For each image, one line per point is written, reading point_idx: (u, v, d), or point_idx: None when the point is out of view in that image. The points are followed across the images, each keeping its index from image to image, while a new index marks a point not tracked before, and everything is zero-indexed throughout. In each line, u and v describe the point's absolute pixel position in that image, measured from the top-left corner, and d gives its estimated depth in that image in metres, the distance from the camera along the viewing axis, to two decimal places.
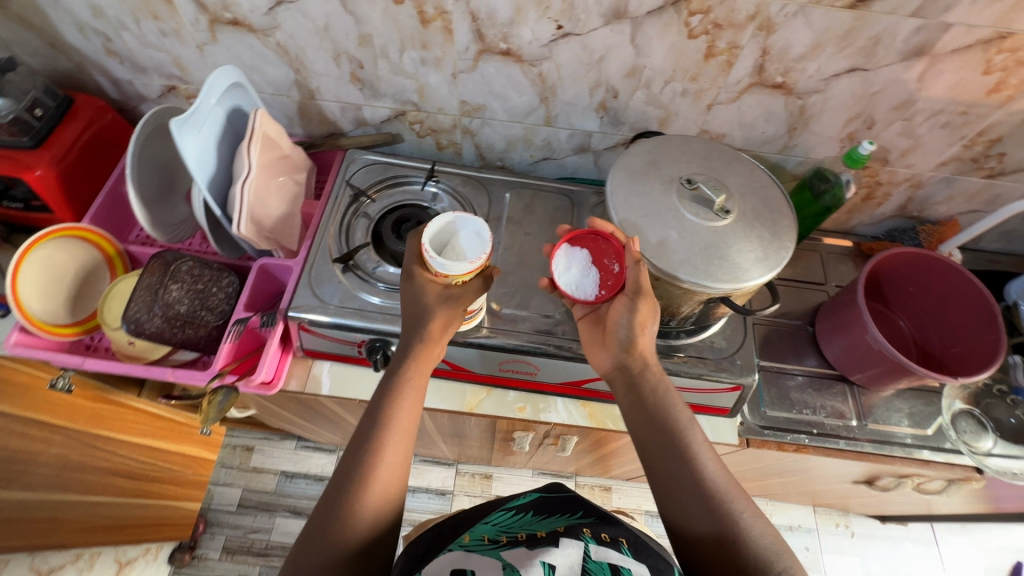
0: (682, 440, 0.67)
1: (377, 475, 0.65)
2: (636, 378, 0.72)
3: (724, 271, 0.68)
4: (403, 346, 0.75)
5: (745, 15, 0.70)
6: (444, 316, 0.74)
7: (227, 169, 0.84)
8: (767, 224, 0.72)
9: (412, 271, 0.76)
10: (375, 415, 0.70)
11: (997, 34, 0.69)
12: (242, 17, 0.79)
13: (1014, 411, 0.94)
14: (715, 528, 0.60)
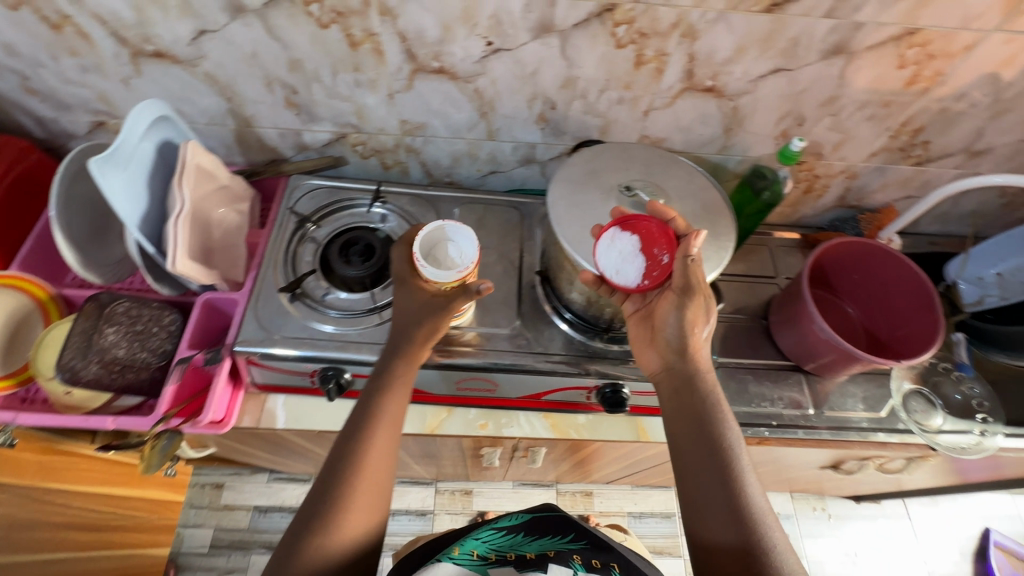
0: (721, 450, 0.63)
1: (346, 513, 0.62)
2: (683, 383, 0.68)
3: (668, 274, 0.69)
4: (391, 347, 0.74)
5: (667, 23, 0.71)
6: (427, 325, 0.74)
7: (161, 205, 0.82)
8: (707, 226, 0.74)
9: (404, 277, 0.76)
10: (354, 430, 0.68)
11: (906, 31, 0.72)
12: (165, 49, 0.77)
13: (960, 386, 0.98)
14: (741, 548, 0.57)
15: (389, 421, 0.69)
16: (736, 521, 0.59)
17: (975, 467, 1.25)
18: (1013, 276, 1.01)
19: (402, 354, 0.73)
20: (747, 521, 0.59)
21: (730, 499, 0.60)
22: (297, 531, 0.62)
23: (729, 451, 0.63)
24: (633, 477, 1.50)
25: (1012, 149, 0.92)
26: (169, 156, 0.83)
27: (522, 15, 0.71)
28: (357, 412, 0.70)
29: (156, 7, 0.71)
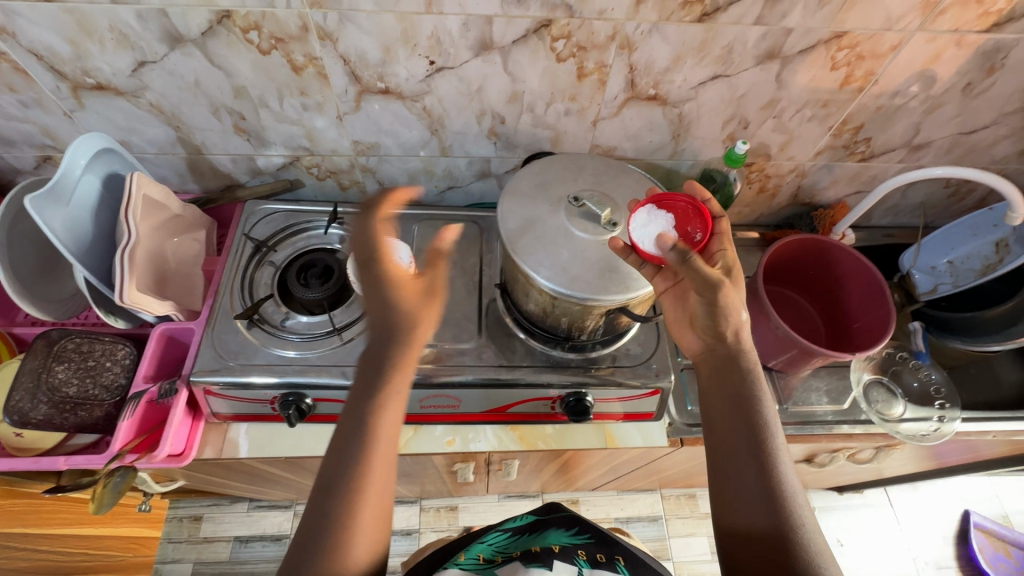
0: (760, 435, 0.66)
1: (354, 534, 0.57)
2: (726, 367, 0.71)
3: (615, 280, 0.70)
4: (381, 347, 0.65)
5: (604, 35, 0.73)
6: (421, 315, 0.67)
7: (109, 237, 0.81)
8: None
9: (380, 263, 0.67)
10: (353, 442, 0.61)
11: (834, 34, 0.74)
12: (106, 81, 0.76)
13: (918, 373, 1.01)
14: (775, 530, 0.60)
15: (390, 432, 0.63)
16: (770, 504, 0.61)
17: (948, 452, 1.27)
18: (964, 264, 1.06)
19: (400, 352, 0.65)
20: (783, 505, 0.61)
21: (766, 481, 0.63)
22: (300, 550, 0.56)
23: (768, 436, 0.66)
24: (618, 483, 1.50)
25: (951, 142, 0.95)
26: (116, 188, 0.82)
27: (461, 34, 0.72)
28: (351, 417, 0.62)
29: (92, 40, 0.71)
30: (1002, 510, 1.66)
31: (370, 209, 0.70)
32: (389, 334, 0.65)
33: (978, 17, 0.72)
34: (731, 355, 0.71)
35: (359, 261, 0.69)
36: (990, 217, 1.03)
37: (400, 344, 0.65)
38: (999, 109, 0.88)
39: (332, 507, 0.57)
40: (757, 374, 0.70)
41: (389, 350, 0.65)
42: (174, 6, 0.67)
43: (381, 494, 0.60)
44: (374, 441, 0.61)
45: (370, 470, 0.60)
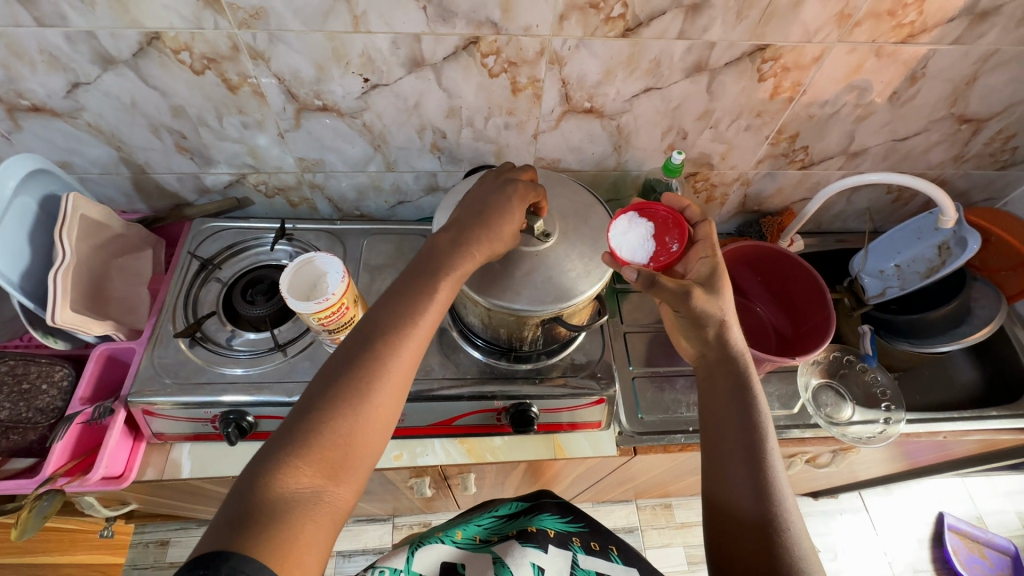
0: (754, 433, 0.67)
1: (371, 395, 0.58)
2: (721, 370, 0.72)
3: (549, 289, 0.71)
4: (462, 227, 0.69)
5: (533, 51, 0.74)
6: (513, 219, 0.70)
7: (46, 257, 0.80)
8: (586, 239, 0.76)
9: (509, 177, 0.74)
10: (394, 308, 0.63)
11: (757, 47, 0.76)
12: (41, 103, 0.77)
13: (865, 376, 1.02)
14: (763, 525, 0.61)
15: (432, 320, 0.64)
16: (760, 499, 0.63)
17: (913, 453, 1.27)
18: (910, 267, 1.07)
19: (475, 243, 0.67)
20: (773, 500, 0.63)
21: (757, 477, 0.64)
22: (318, 385, 0.58)
23: (762, 436, 0.67)
24: (590, 496, 1.48)
25: (886, 148, 0.97)
26: (53, 208, 0.82)
27: (392, 52, 0.73)
28: (402, 290, 0.65)
29: (23, 63, 0.71)
30: (976, 511, 1.66)
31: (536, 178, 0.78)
32: (471, 225, 0.68)
33: (893, 28, 0.75)
34: (725, 357, 0.72)
35: (496, 174, 0.76)
36: (930, 220, 1.04)
37: (482, 235, 0.68)
38: (928, 116, 0.90)
39: (354, 363, 0.59)
40: (752, 378, 0.71)
41: (464, 242, 0.67)
42: (103, 28, 0.68)
43: (404, 375, 0.61)
44: (415, 325, 0.63)
45: (401, 341, 0.61)
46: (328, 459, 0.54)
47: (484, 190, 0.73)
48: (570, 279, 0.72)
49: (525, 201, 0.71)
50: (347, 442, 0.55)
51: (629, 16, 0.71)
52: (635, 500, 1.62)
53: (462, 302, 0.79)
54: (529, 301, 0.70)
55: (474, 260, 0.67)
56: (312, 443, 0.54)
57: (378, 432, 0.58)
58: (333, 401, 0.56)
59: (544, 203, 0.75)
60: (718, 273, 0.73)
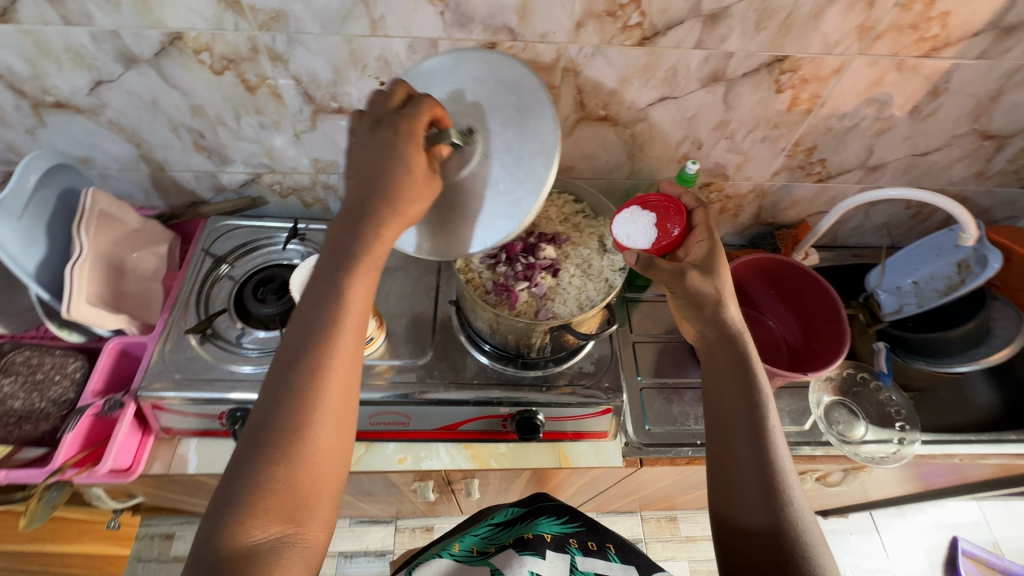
0: (761, 426, 0.65)
1: (316, 421, 0.55)
2: (725, 355, 0.71)
3: (537, 160, 0.61)
4: (353, 217, 0.58)
5: (549, 58, 0.74)
6: (407, 166, 0.57)
7: (63, 250, 0.82)
8: (516, 131, 0.62)
9: (384, 115, 0.59)
10: (311, 326, 0.57)
11: (775, 58, 0.76)
12: (65, 99, 0.78)
13: (879, 395, 0.99)
14: (773, 530, 0.59)
15: (353, 328, 0.58)
16: (769, 500, 0.60)
17: (928, 475, 1.24)
18: (928, 284, 1.05)
19: (373, 227, 0.57)
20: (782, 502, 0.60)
21: (765, 477, 0.62)
22: (255, 425, 0.55)
23: (767, 427, 0.65)
24: (595, 506, 1.46)
25: (906, 163, 0.96)
26: (72, 203, 0.84)
27: (409, 56, 0.74)
28: (313, 301, 0.58)
29: (49, 60, 0.73)
30: (992, 537, 1.61)
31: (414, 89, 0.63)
32: (362, 210, 0.58)
33: (915, 42, 0.74)
34: (727, 339, 0.71)
35: (368, 118, 0.61)
36: (951, 237, 1.01)
37: (381, 215, 0.57)
38: (949, 131, 0.89)
39: (287, 395, 0.55)
40: (754, 363, 0.70)
41: (357, 232, 0.57)
42: (127, 28, 0.69)
43: (344, 396, 0.57)
44: (335, 343, 0.57)
45: (333, 355, 0.56)
46: (282, 504, 0.52)
47: (362, 150, 0.59)
48: (538, 136, 0.61)
49: (420, 122, 0.58)
50: (296, 484, 0.53)
51: (647, 25, 0.70)
52: (640, 512, 1.59)
53: (471, 306, 0.79)
54: (532, 193, 0.61)
55: (382, 242, 0.58)
56: (258, 494, 0.52)
57: (336, 450, 0.56)
58: (270, 451, 0.53)
59: (440, 110, 0.60)
60: (716, 256, 0.72)
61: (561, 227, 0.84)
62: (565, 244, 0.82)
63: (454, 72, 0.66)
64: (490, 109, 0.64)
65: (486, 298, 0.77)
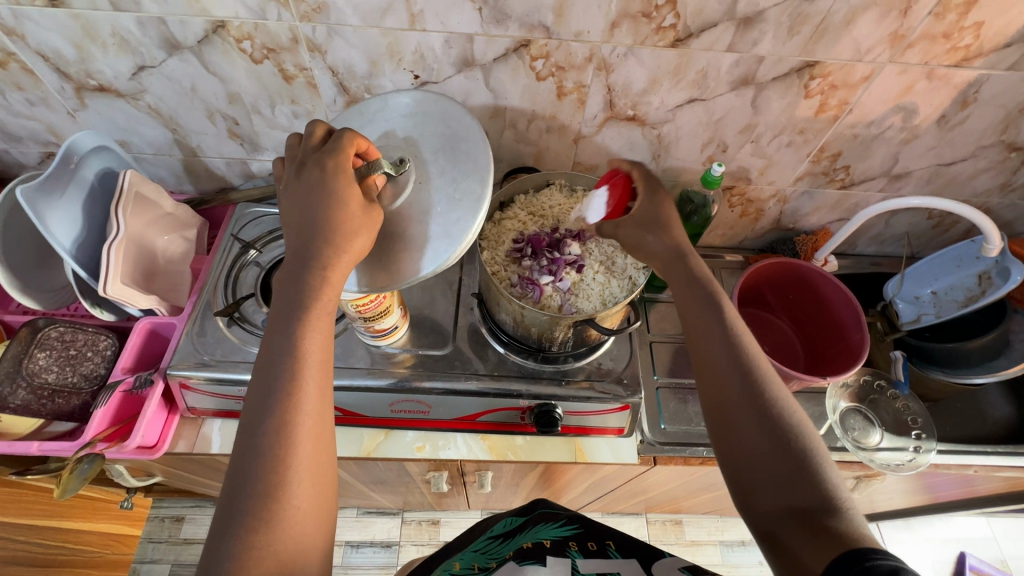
0: (738, 346, 0.63)
1: (294, 475, 0.52)
2: (689, 277, 0.68)
3: (471, 180, 0.65)
4: (298, 278, 0.59)
5: (581, 57, 0.76)
6: (335, 202, 0.59)
7: (99, 230, 0.84)
8: (454, 158, 0.67)
9: (305, 161, 0.62)
10: (272, 384, 0.55)
11: (806, 63, 0.76)
12: (107, 83, 0.80)
13: (895, 403, 1.00)
14: (792, 482, 0.53)
15: (317, 379, 0.57)
16: (767, 422, 0.57)
17: (939, 487, 1.23)
18: (947, 295, 1.05)
19: (321, 272, 0.58)
20: (777, 422, 0.57)
21: (754, 399, 0.59)
22: (228, 502, 0.51)
23: (743, 347, 0.63)
24: (602, 506, 1.46)
25: (930, 173, 0.96)
26: (109, 184, 0.87)
27: (444, 51, 0.75)
28: (267, 363, 0.56)
29: (95, 44, 0.75)
30: (1000, 553, 1.60)
31: (334, 130, 0.67)
32: (309, 264, 0.58)
33: (948, 51, 0.74)
34: (681, 257, 0.70)
35: (297, 162, 0.63)
36: (972, 248, 1.02)
37: (328, 258, 0.58)
38: (975, 142, 0.89)
39: (257, 461, 0.52)
40: (708, 277, 0.68)
41: (306, 286, 0.58)
42: (172, 15, 0.71)
43: (318, 449, 0.55)
44: (298, 397, 0.55)
45: (300, 407, 0.55)
46: (269, 566, 0.48)
47: (293, 196, 0.61)
48: (471, 158, 0.66)
49: (348, 154, 0.61)
50: (280, 548, 0.49)
51: (680, 27, 0.71)
52: (646, 514, 1.60)
53: (495, 297, 0.80)
54: (471, 211, 0.63)
55: (331, 287, 0.59)
56: (240, 565, 0.47)
57: (320, 495, 0.54)
58: (246, 522, 0.49)
59: (363, 141, 0.64)
60: (659, 211, 0.73)
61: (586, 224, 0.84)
62: (590, 241, 0.82)
63: (383, 111, 0.73)
64: (420, 141, 0.69)
65: (511, 290, 0.78)
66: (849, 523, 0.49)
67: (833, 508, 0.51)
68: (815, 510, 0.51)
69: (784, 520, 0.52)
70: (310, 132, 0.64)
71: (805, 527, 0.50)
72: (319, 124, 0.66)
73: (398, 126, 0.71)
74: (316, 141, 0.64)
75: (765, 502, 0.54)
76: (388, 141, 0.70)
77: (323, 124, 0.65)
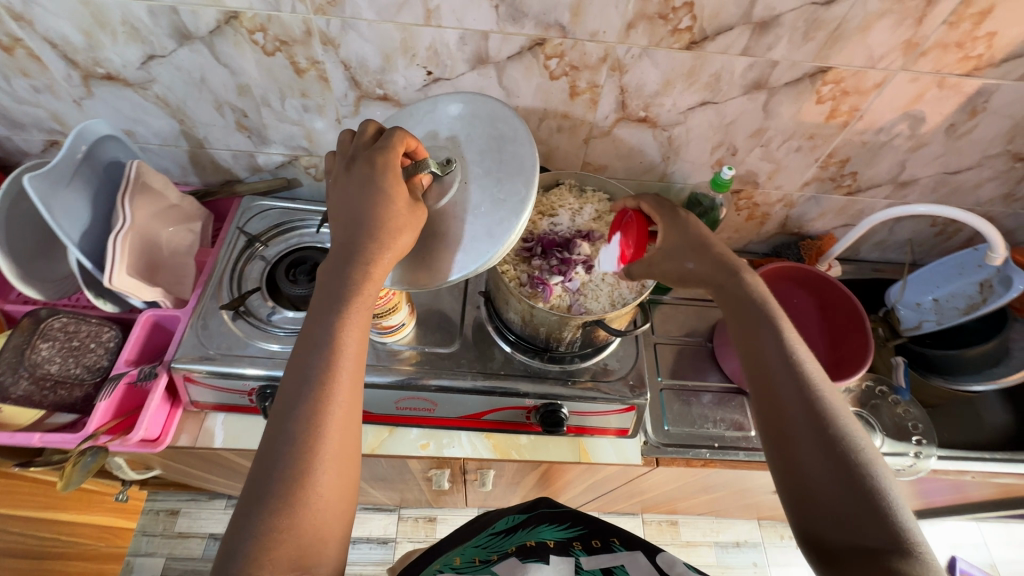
0: (797, 368, 0.63)
1: (319, 463, 0.53)
2: (744, 295, 0.69)
3: (516, 180, 0.64)
4: (337, 269, 0.59)
5: (596, 57, 0.75)
6: (382, 197, 0.59)
7: (104, 221, 0.83)
8: (503, 158, 0.65)
9: (355, 157, 0.62)
10: (308, 371, 0.56)
11: (819, 69, 0.77)
12: (116, 72, 0.80)
13: (896, 409, 1.00)
14: (858, 516, 0.54)
15: (350, 371, 0.57)
16: (831, 452, 0.57)
17: (934, 492, 1.24)
18: (949, 302, 1.05)
19: (364, 266, 0.58)
20: (845, 452, 0.57)
21: (822, 432, 0.59)
22: (255, 481, 0.52)
23: (807, 373, 0.63)
24: (599, 506, 1.46)
25: (936, 181, 0.96)
26: (115, 174, 0.86)
27: (458, 48, 0.75)
28: (308, 351, 0.57)
29: (105, 32, 0.74)
30: (990, 558, 1.61)
31: (385, 129, 0.67)
32: (350, 257, 0.58)
33: (959, 60, 0.75)
34: (733, 274, 0.71)
35: (346, 157, 0.63)
36: (974, 256, 1.02)
37: (370, 254, 0.58)
38: (982, 151, 0.90)
39: (286, 446, 0.53)
40: (764, 296, 0.69)
41: (348, 278, 0.58)
42: (185, 5, 0.70)
43: (345, 440, 0.55)
44: (331, 387, 0.56)
45: (332, 397, 0.55)
46: (289, 549, 0.49)
47: (341, 191, 0.61)
48: (517, 159, 0.65)
49: (397, 152, 0.61)
50: (303, 531, 0.50)
51: (696, 29, 0.71)
52: (642, 514, 1.60)
53: (504, 295, 0.80)
54: (514, 211, 0.62)
55: (372, 281, 0.59)
56: (263, 546, 0.48)
57: (341, 484, 0.54)
58: (272, 503, 0.50)
59: (411, 141, 0.64)
60: (697, 232, 0.73)
61: (594, 224, 0.84)
62: (598, 242, 0.82)
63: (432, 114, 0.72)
64: (466, 141, 0.68)
65: (521, 289, 0.78)
66: (915, 563, 0.50)
67: (903, 549, 0.51)
68: (879, 550, 0.51)
69: (847, 554, 0.53)
70: (362, 129, 0.64)
71: (870, 566, 0.51)
72: (371, 123, 0.66)
73: (441, 124, 0.70)
74: (367, 138, 0.64)
75: (829, 532, 0.55)
76: (432, 140, 0.70)
77: (375, 123, 0.66)
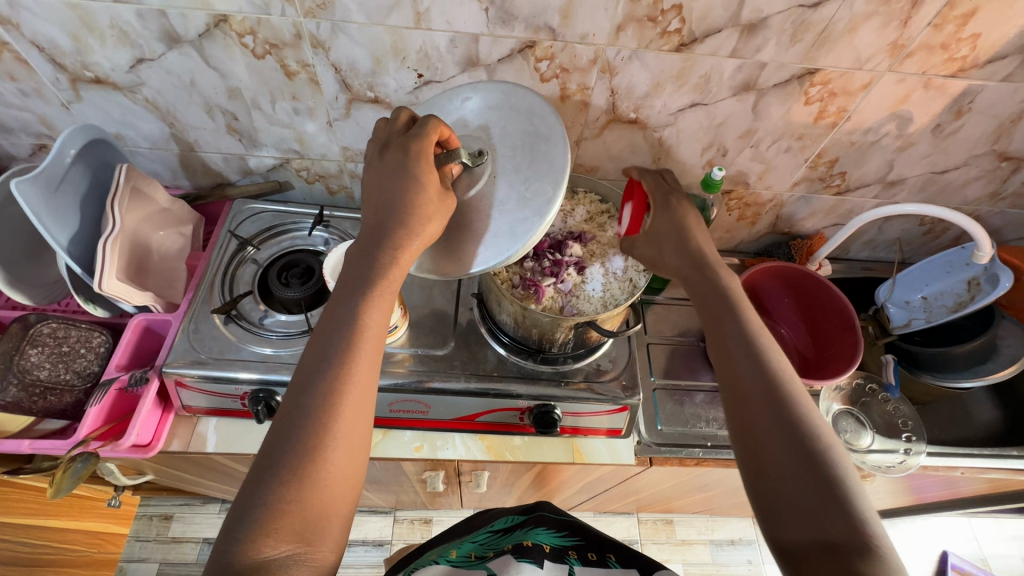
0: (762, 358, 0.62)
1: (331, 440, 0.53)
2: (712, 287, 0.69)
3: (545, 182, 0.62)
4: (365, 251, 0.60)
5: (586, 59, 0.76)
6: (417, 182, 0.59)
7: (94, 225, 0.83)
8: (533, 155, 0.64)
9: (388, 142, 0.63)
10: (330, 347, 0.56)
11: (807, 70, 0.77)
12: (104, 75, 0.79)
13: (887, 406, 1.01)
14: (818, 509, 0.51)
15: (371, 353, 0.58)
16: (794, 442, 0.55)
17: (925, 488, 1.25)
18: (937, 300, 1.07)
19: (391, 251, 0.59)
20: (809, 445, 0.55)
21: (786, 421, 0.57)
22: (268, 449, 0.52)
23: (771, 363, 0.62)
24: (594, 506, 1.46)
25: (924, 180, 0.97)
26: (104, 177, 0.85)
27: (449, 50, 0.75)
28: (332, 327, 0.58)
29: (93, 36, 0.73)
30: (981, 552, 1.62)
31: (418, 117, 0.67)
32: (378, 240, 0.59)
33: (945, 61, 0.76)
34: (701, 264, 0.71)
35: (380, 143, 0.64)
36: (961, 255, 1.03)
37: (399, 240, 0.59)
38: (968, 151, 0.91)
39: (303, 419, 0.53)
40: (731, 285, 0.69)
41: (374, 260, 0.59)
42: (174, 8, 0.70)
43: (359, 422, 0.55)
44: (351, 367, 0.56)
45: (352, 377, 0.55)
46: (295, 520, 0.49)
47: (375, 174, 0.61)
48: (548, 159, 0.63)
49: (431, 141, 0.61)
50: (310, 504, 0.50)
51: (685, 31, 0.72)
52: (637, 513, 1.60)
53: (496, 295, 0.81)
54: (537, 214, 0.61)
55: (399, 267, 0.60)
56: (272, 515, 0.48)
57: (352, 464, 0.54)
58: (284, 474, 0.50)
59: (448, 133, 0.64)
60: (682, 222, 0.74)
61: (587, 226, 0.85)
62: (591, 244, 0.83)
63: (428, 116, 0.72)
64: (500, 135, 0.67)
65: (513, 291, 0.78)
66: (874, 561, 0.48)
67: (863, 546, 0.48)
68: (838, 544, 0.49)
69: (807, 553, 0.50)
70: (396, 116, 0.65)
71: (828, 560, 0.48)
72: (405, 110, 0.66)
73: (472, 116, 0.70)
74: (401, 125, 0.64)
75: (788, 523, 0.52)
76: (460, 129, 0.70)
77: (408, 111, 0.66)
